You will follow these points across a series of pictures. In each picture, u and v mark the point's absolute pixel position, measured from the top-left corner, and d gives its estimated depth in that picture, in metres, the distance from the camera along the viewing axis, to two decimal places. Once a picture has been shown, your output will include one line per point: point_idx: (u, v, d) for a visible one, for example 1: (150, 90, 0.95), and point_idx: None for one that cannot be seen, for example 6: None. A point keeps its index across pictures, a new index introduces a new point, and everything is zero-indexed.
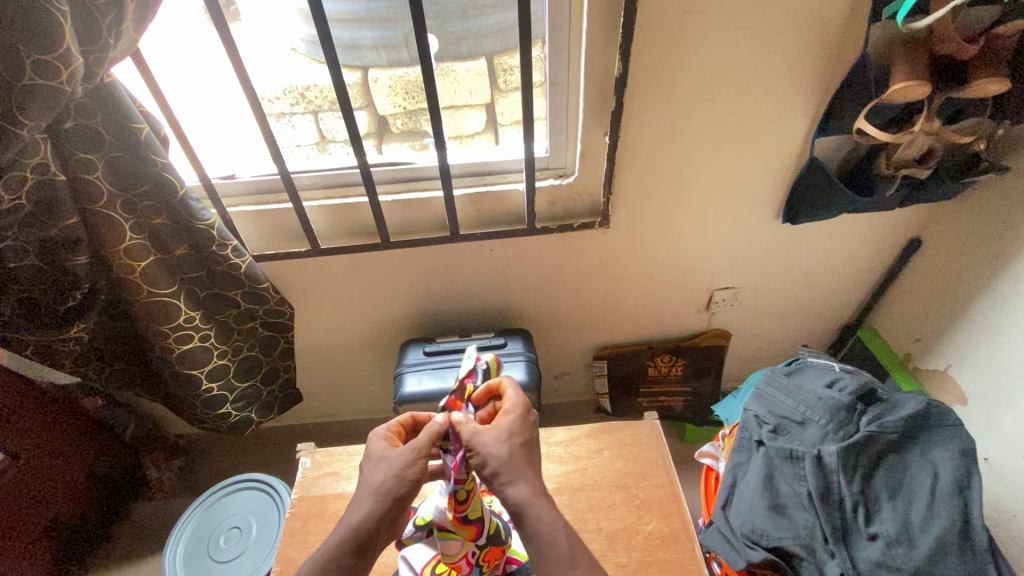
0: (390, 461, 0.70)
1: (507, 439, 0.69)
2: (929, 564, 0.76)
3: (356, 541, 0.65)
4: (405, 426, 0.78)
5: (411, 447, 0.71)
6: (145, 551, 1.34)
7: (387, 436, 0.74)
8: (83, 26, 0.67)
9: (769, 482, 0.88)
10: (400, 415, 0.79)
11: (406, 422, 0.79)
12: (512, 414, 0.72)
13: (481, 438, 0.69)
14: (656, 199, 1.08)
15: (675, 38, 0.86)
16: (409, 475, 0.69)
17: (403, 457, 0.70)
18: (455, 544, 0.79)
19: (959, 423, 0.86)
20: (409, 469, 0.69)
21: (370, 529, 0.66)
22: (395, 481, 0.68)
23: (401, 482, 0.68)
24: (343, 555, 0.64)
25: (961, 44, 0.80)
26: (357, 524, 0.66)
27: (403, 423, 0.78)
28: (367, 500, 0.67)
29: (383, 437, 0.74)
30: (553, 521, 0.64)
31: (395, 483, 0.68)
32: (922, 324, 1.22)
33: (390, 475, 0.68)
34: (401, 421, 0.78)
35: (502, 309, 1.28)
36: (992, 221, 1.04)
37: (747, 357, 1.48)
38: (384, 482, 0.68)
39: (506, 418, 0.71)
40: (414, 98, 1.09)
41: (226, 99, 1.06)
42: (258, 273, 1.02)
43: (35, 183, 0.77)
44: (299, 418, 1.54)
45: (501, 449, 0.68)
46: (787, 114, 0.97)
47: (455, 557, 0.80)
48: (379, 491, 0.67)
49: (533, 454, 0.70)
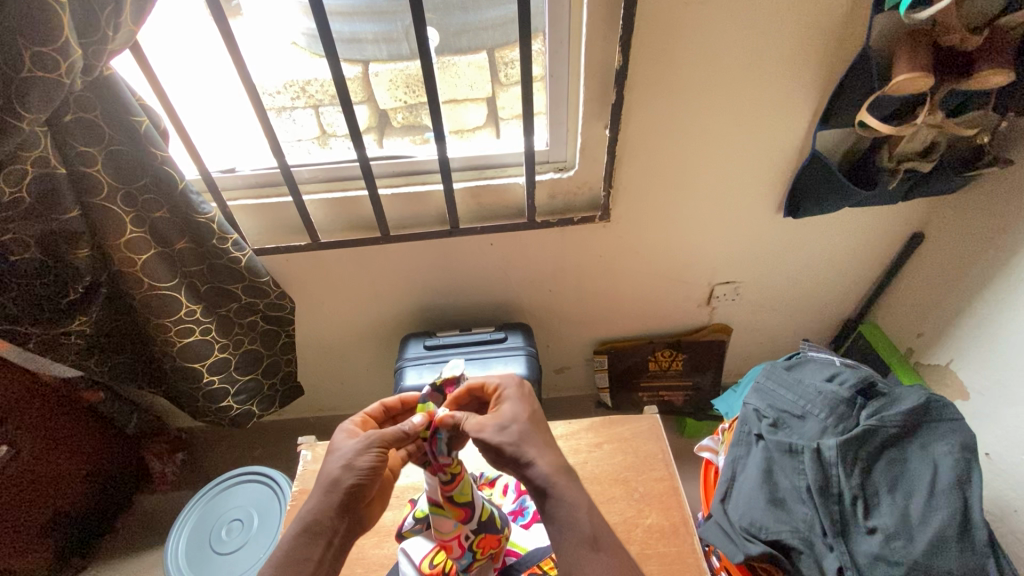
0: (342, 452, 0.70)
1: (511, 424, 0.70)
2: (928, 559, 0.76)
3: (310, 532, 0.65)
4: (375, 416, 0.79)
5: (366, 437, 0.71)
6: (147, 544, 1.36)
7: (351, 426, 0.75)
8: (81, 18, 0.67)
9: (769, 476, 0.88)
10: (371, 405, 0.80)
11: (377, 412, 0.79)
12: (509, 403, 0.74)
13: (484, 433, 0.69)
14: (657, 192, 1.07)
15: (677, 30, 0.85)
16: (362, 463, 0.69)
17: (351, 448, 0.70)
18: (446, 524, 0.79)
19: (959, 417, 0.86)
20: (361, 456, 0.69)
21: (322, 519, 0.66)
22: (343, 471, 0.68)
23: (352, 471, 0.68)
24: (300, 546, 0.64)
25: (966, 34, 0.81)
26: (306, 516, 0.66)
27: (374, 414, 0.79)
28: (317, 492, 0.67)
29: (345, 428, 0.75)
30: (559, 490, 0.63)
31: (344, 473, 0.68)
32: (924, 319, 1.22)
33: (340, 465, 0.68)
34: (370, 413, 0.79)
35: (502, 303, 1.28)
36: (995, 216, 1.03)
37: (748, 352, 1.48)
38: (333, 473, 0.68)
39: (506, 407, 0.73)
40: (415, 91, 1.10)
41: (226, 93, 1.06)
42: (258, 266, 1.02)
43: (36, 175, 0.77)
44: (301, 412, 1.55)
45: (509, 434, 0.69)
46: (790, 106, 0.97)
47: (447, 535, 0.80)
48: (325, 483, 0.67)
49: (539, 430, 0.72)
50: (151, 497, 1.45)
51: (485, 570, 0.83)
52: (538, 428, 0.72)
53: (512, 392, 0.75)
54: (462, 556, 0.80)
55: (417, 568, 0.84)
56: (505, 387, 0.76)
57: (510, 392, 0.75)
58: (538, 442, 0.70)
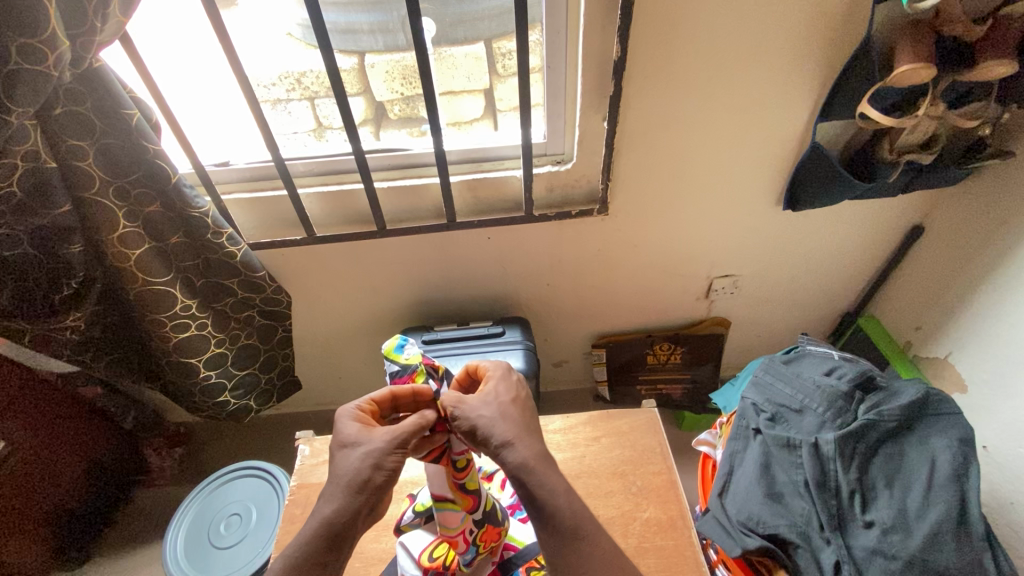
0: (367, 449, 0.67)
1: (495, 400, 0.70)
2: (925, 553, 0.76)
3: (330, 535, 0.62)
4: (379, 403, 0.76)
5: (391, 434, 0.68)
6: (147, 538, 1.36)
7: (358, 418, 0.72)
8: (68, 9, 0.66)
9: (766, 470, 0.88)
10: (372, 392, 0.76)
11: (381, 398, 0.76)
12: (495, 379, 0.73)
13: (465, 405, 0.69)
14: (656, 184, 1.07)
15: (675, 20, 0.84)
16: (388, 463, 0.66)
17: (381, 446, 0.67)
18: (454, 517, 0.79)
19: (958, 411, 0.85)
20: (388, 457, 0.67)
21: (345, 522, 0.63)
22: (372, 470, 0.65)
23: (379, 471, 0.65)
24: (316, 551, 0.61)
25: (969, 25, 0.80)
26: (330, 518, 0.63)
27: (376, 402, 0.76)
28: (341, 492, 0.64)
29: (355, 420, 0.71)
30: (554, 485, 0.63)
31: (373, 473, 0.65)
32: (924, 311, 1.22)
33: (368, 463, 0.65)
34: (376, 399, 0.76)
35: (500, 297, 1.27)
36: (996, 208, 1.02)
37: (747, 345, 1.48)
38: (360, 473, 0.65)
39: (496, 384, 0.73)
40: (413, 83, 1.08)
41: (218, 86, 1.04)
42: (253, 260, 1.01)
43: (25, 171, 0.76)
44: (300, 405, 1.55)
45: (487, 409, 0.68)
46: (790, 99, 0.96)
47: (452, 531, 0.80)
48: (353, 484, 0.64)
49: (524, 411, 0.70)
50: (150, 491, 1.45)
51: (482, 566, 0.84)
52: (524, 409, 0.70)
53: (502, 374, 0.75)
54: (466, 551, 0.81)
55: (417, 561, 0.83)
56: (495, 370, 0.76)
57: (499, 372, 0.75)
58: (518, 423, 0.67)
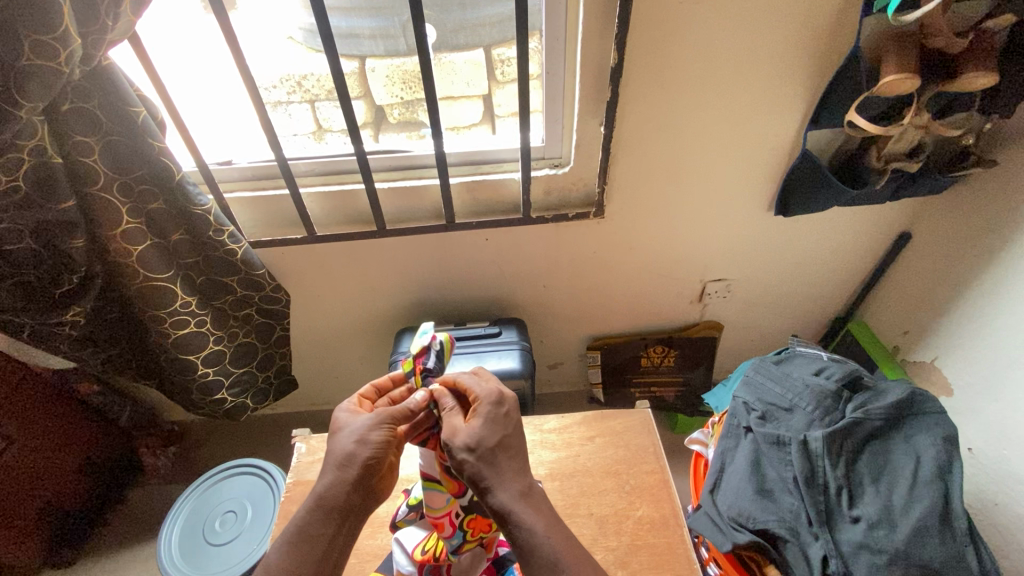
0: (353, 428, 0.69)
1: (482, 444, 0.66)
2: (909, 547, 0.78)
3: (324, 510, 0.65)
4: (368, 396, 0.78)
5: (375, 412, 0.70)
6: (140, 535, 1.36)
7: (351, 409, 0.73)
8: (80, 8, 0.68)
9: (756, 467, 0.90)
10: (363, 387, 0.78)
11: (370, 393, 0.78)
12: (483, 417, 0.68)
13: (452, 446, 0.66)
14: (650, 188, 1.09)
15: (670, 29, 0.87)
16: (373, 438, 0.68)
17: (364, 423, 0.69)
18: (439, 498, 0.78)
19: (942, 411, 0.88)
20: (373, 432, 0.68)
21: (340, 497, 0.65)
22: (357, 445, 0.67)
23: (364, 446, 0.67)
24: (313, 523, 0.64)
25: (952, 38, 0.82)
26: (322, 494, 0.65)
27: (367, 395, 0.78)
28: (331, 470, 0.66)
29: (347, 409, 0.73)
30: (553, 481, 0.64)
31: (358, 448, 0.67)
32: (912, 316, 1.24)
33: (353, 440, 0.67)
34: (365, 393, 0.77)
35: (496, 298, 1.29)
36: (981, 215, 1.05)
37: (738, 349, 1.50)
38: (346, 450, 0.67)
39: (481, 424, 0.67)
40: (413, 88, 1.10)
41: (224, 89, 1.07)
42: (253, 258, 1.02)
43: (32, 166, 0.78)
44: (295, 405, 1.55)
45: (473, 455, 0.65)
46: (781, 108, 0.99)
47: (438, 513, 0.79)
48: (340, 461, 0.66)
49: (510, 453, 0.67)
50: (143, 490, 1.45)
51: (477, 562, 0.83)
52: (510, 451, 0.67)
53: (490, 410, 0.68)
54: (451, 537, 0.80)
55: (410, 555, 0.83)
56: (484, 401, 0.69)
57: (486, 404, 0.69)
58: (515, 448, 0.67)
